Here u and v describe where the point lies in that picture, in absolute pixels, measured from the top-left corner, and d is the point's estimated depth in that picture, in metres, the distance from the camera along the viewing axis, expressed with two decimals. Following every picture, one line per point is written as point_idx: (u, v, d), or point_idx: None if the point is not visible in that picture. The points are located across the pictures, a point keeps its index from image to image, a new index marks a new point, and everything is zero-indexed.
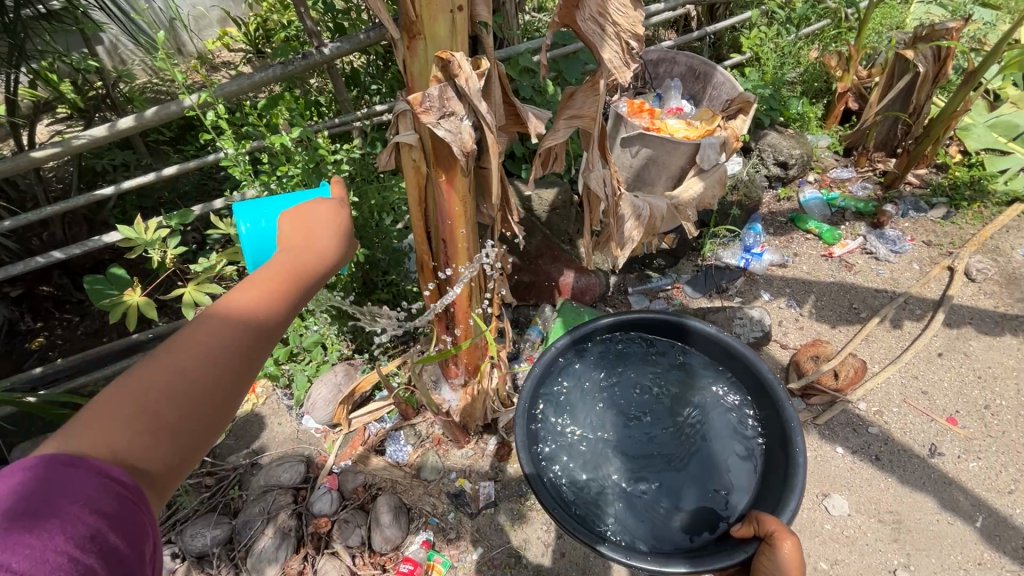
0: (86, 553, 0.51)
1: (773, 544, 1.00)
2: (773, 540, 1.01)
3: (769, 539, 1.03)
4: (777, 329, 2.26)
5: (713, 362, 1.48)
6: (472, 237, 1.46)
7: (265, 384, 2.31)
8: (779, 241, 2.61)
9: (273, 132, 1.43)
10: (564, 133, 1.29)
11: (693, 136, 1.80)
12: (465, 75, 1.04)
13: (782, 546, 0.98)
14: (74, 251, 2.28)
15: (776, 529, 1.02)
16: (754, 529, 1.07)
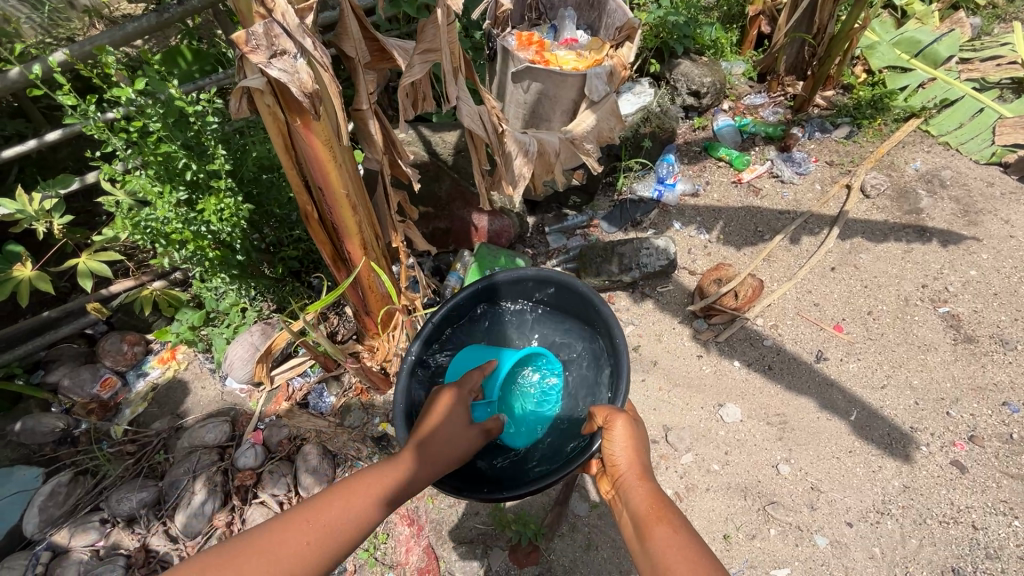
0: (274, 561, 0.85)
1: (606, 427, 1.22)
2: (608, 423, 1.22)
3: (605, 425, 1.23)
4: (686, 257, 2.35)
5: (553, 302, 1.69)
6: (350, 184, 1.45)
7: (186, 350, 2.29)
8: (692, 171, 2.66)
9: (121, 87, 1.37)
10: (422, 69, 1.25)
11: (581, 68, 1.79)
12: (281, 8, 1.00)
13: (615, 425, 1.20)
14: None
15: (608, 414, 1.23)
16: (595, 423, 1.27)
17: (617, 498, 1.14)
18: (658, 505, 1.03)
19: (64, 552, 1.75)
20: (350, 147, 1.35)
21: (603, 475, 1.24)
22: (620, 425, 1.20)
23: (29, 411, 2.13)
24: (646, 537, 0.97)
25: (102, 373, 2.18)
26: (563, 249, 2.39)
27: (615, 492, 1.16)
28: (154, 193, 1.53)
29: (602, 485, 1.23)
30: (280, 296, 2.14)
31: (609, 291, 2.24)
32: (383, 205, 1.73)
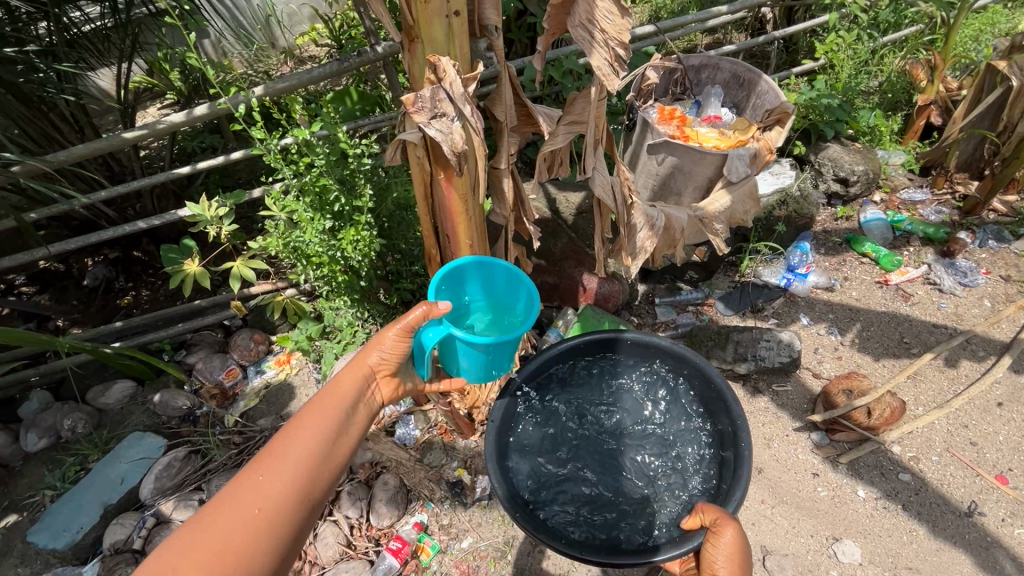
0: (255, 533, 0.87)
1: (713, 531, 1.14)
2: (716, 528, 1.14)
3: (712, 528, 1.15)
4: (811, 357, 2.11)
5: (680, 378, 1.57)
6: (475, 234, 1.50)
7: (299, 356, 2.49)
8: (829, 262, 2.43)
9: (300, 129, 1.57)
10: (565, 138, 1.28)
11: (721, 146, 1.74)
12: (450, 78, 1.08)
13: (723, 534, 1.12)
14: (154, 221, 2.63)
15: (717, 518, 1.15)
16: (699, 519, 1.20)
17: None
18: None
19: (165, 522, 1.93)
20: (482, 201, 1.40)
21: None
22: (728, 537, 1.11)
23: (168, 385, 2.44)
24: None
25: (228, 363, 2.43)
26: (671, 325, 2.28)
27: None
28: (306, 219, 1.71)
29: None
30: (389, 324, 2.30)
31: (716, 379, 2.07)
32: (500, 256, 1.77)
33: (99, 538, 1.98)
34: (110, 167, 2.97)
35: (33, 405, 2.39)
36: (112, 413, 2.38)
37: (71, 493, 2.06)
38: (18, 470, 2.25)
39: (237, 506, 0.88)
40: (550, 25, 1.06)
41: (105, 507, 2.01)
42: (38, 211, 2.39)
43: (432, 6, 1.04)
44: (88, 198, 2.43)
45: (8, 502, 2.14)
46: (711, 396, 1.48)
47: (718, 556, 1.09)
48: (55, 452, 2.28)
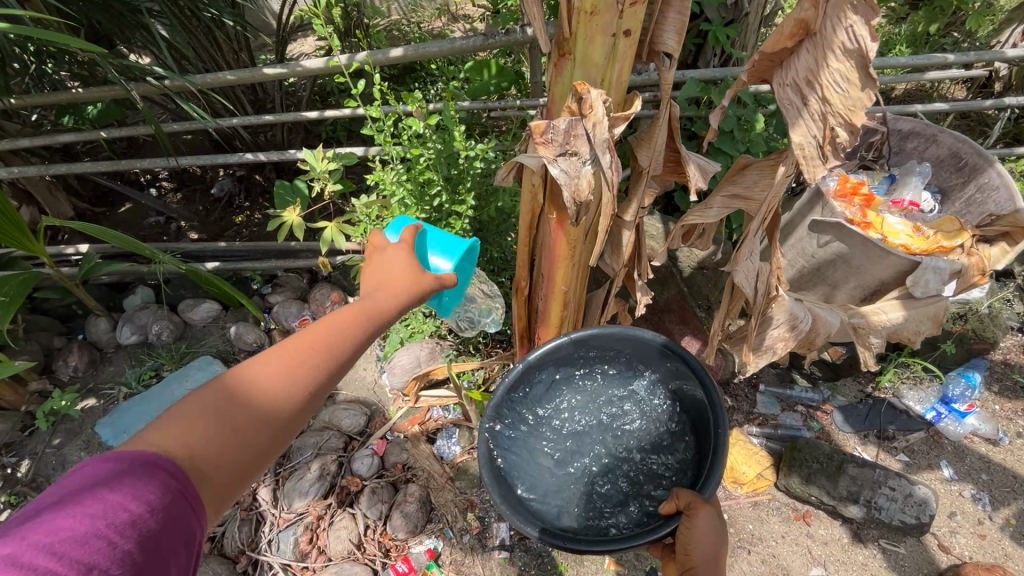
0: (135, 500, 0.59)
1: (685, 514, 1.02)
2: (689, 511, 1.02)
3: (686, 511, 1.03)
4: (942, 522, 1.69)
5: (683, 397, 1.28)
6: (574, 282, 1.28)
7: (368, 327, 2.44)
8: (1002, 407, 1.93)
9: (416, 117, 1.44)
10: (718, 212, 1.02)
11: (914, 250, 1.35)
12: (595, 117, 0.86)
13: (697, 516, 1.00)
14: (273, 156, 2.70)
15: (691, 500, 1.03)
16: (674, 504, 1.07)
17: None
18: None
19: None
20: (592, 252, 1.17)
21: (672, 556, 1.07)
22: (704, 519, 0.99)
23: (247, 318, 2.52)
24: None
25: (304, 313, 2.45)
26: (772, 421, 1.91)
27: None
28: (402, 208, 1.59)
29: (667, 566, 1.07)
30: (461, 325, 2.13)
31: (807, 506, 1.73)
32: (593, 303, 1.53)
33: None
34: (255, 93, 3.08)
35: (135, 300, 2.55)
36: (194, 329, 2.50)
37: (139, 397, 2.19)
38: (107, 356, 2.44)
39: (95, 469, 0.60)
40: (747, 74, 0.82)
41: None
42: (178, 125, 2.56)
43: (600, 21, 0.82)
44: (222, 122, 2.50)
45: (92, 385, 2.34)
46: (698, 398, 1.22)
47: (697, 544, 0.97)
48: (140, 350, 2.45)
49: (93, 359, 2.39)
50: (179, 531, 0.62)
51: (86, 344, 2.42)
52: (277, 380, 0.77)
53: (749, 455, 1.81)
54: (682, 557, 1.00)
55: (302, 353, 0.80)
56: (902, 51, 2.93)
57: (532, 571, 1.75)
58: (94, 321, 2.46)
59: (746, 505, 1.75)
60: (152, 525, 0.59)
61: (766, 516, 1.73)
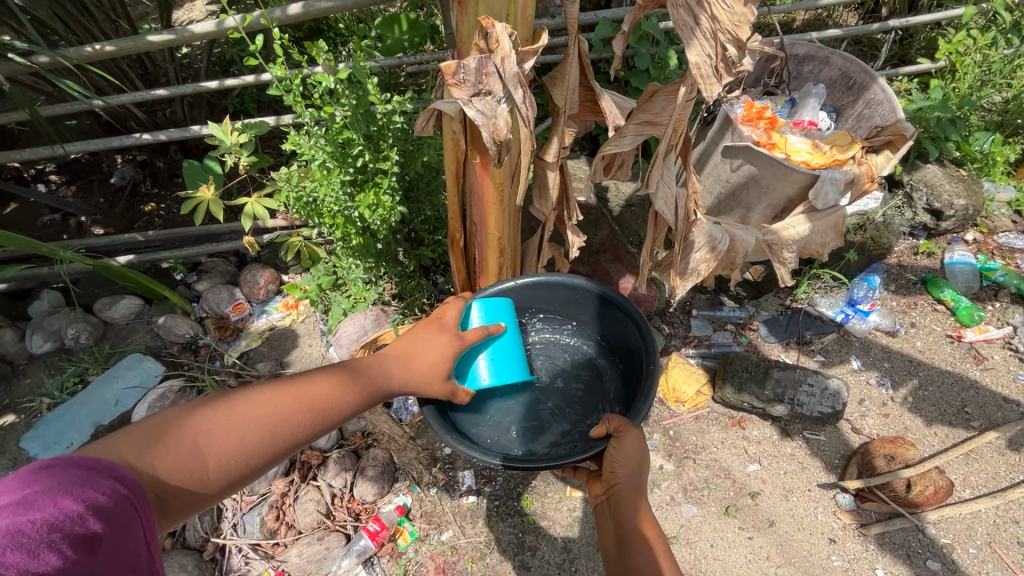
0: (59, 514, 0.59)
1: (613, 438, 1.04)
2: (616, 434, 1.04)
3: (614, 434, 1.05)
4: (854, 408, 1.91)
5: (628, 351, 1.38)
6: (506, 228, 1.30)
7: (308, 303, 2.38)
8: (898, 303, 2.17)
9: (327, 74, 1.38)
10: (633, 141, 1.06)
11: (815, 166, 1.47)
12: (503, 51, 0.86)
13: (625, 439, 1.02)
14: (175, 134, 2.49)
15: (619, 425, 1.05)
16: (602, 429, 1.09)
17: (607, 506, 1.00)
18: (649, 538, 0.91)
19: None
20: (519, 195, 1.20)
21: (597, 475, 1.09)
22: (631, 442, 1.02)
23: (174, 309, 2.38)
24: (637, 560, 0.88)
25: (237, 297, 2.34)
26: (705, 342, 2.07)
27: (605, 494, 1.02)
28: (324, 172, 1.54)
29: (592, 485, 1.08)
30: (401, 289, 2.12)
31: (742, 413, 1.90)
32: (529, 250, 1.57)
33: None
34: (144, 66, 2.80)
35: (42, 305, 2.34)
36: (116, 328, 2.34)
37: (66, 406, 2.06)
38: (21, 368, 2.25)
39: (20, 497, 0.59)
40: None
41: (97, 426, 2.00)
42: (57, 107, 2.30)
43: None
44: (109, 100, 2.27)
45: (8, 401, 2.17)
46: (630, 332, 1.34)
47: (622, 461, 1.00)
48: (58, 358, 2.27)
49: (4, 373, 2.20)
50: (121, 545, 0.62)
51: None
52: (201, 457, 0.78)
53: (688, 375, 1.96)
54: (608, 475, 1.02)
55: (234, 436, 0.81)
56: None
57: (500, 510, 1.84)
58: None
59: (689, 420, 1.89)
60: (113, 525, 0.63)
61: (707, 427, 1.88)
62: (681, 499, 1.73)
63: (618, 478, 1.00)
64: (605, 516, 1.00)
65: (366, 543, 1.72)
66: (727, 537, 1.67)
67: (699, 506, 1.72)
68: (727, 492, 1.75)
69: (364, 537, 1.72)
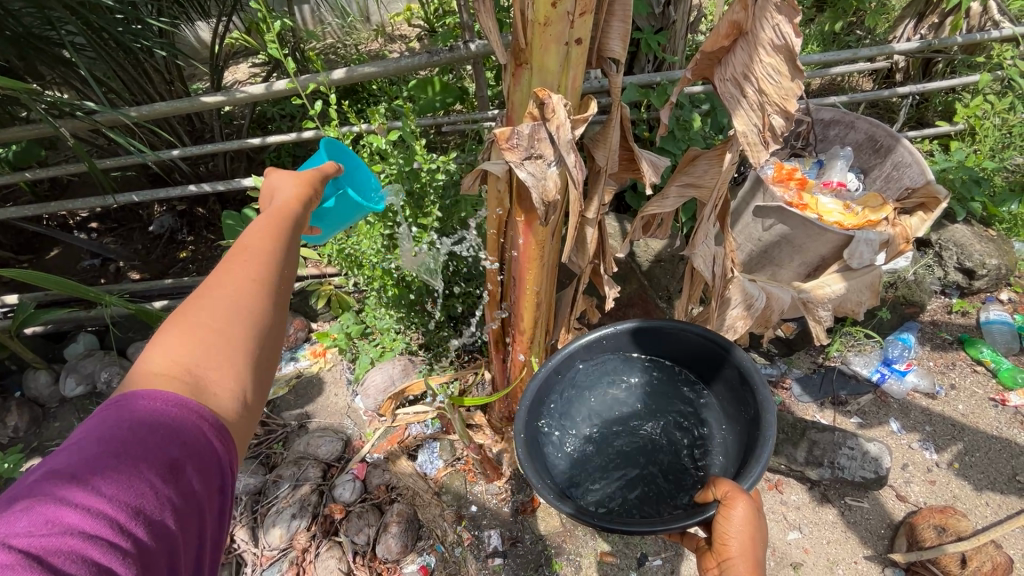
0: (166, 483, 0.58)
1: (722, 506, 0.96)
2: (726, 501, 0.96)
3: (722, 502, 0.97)
4: (898, 474, 1.84)
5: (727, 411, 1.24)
6: (545, 281, 1.32)
7: (336, 351, 2.40)
8: (936, 364, 2.12)
9: (376, 135, 1.48)
10: (674, 201, 1.10)
11: (849, 227, 1.48)
12: (558, 121, 0.91)
13: (735, 508, 0.94)
14: (219, 185, 2.61)
15: (729, 490, 0.97)
16: (710, 493, 1.01)
17: None
18: None
19: None
20: (560, 249, 1.23)
21: (704, 546, 1.00)
22: (742, 514, 0.93)
23: None
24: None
25: None
26: None
27: (716, 569, 0.94)
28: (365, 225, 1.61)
29: (700, 558, 0.99)
30: (430, 340, 2.14)
31: (778, 475, 1.83)
32: (563, 303, 1.58)
33: None
34: (192, 124, 2.99)
35: (77, 348, 2.39)
36: None
37: None
38: (51, 412, 2.28)
39: (111, 432, 0.58)
40: (692, 71, 0.90)
41: None
42: (112, 160, 2.44)
43: (553, 31, 0.87)
44: (163, 155, 2.42)
45: (36, 444, 2.18)
46: (750, 404, 1.17)
47: (734, 535, 0.92)
48: (88, 401, 2.30)
49: (36, 416, 2.23)
50: (193, 494, 0.60)
51: (27, 401, 2.25)
52: (213, 355, 0.67)
53: None
54: (718, 546, 0.94)
55: (225, 320, 0.69)
56: (811, 49, 3.18)
57: (527, 573, 1.76)
58: (32, 375, 2.29)
59: None
60: (188, 471, 0.60)
61: None
62: None
63: (730, 553, 0.92)
64: None
65: None
66: None
67: None
68: (767, 560, 1.67)
69: None
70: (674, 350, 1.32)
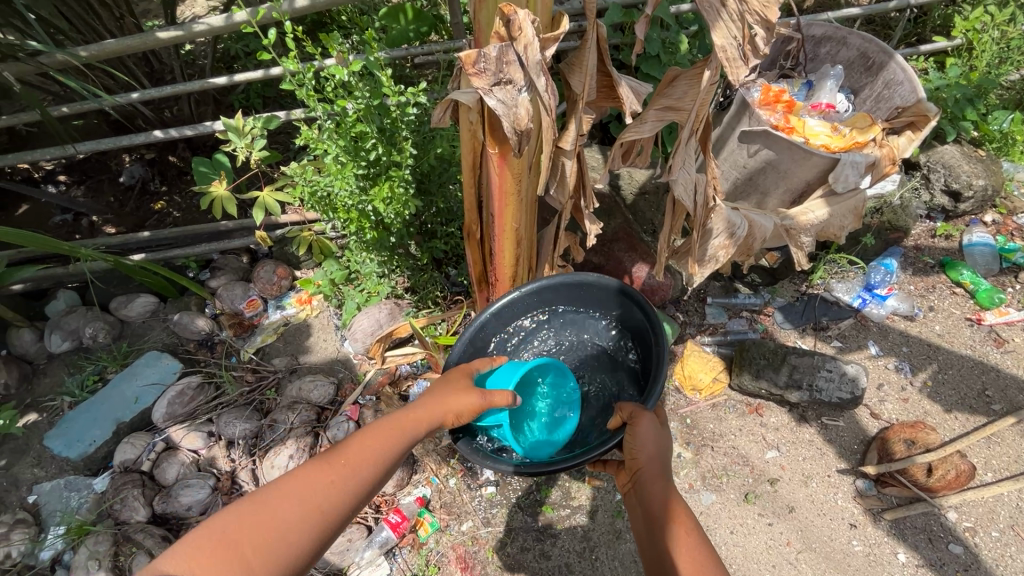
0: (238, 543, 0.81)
1: (629, 424, 1.09)
2: (632, 420, 1.09)
3: (629, 420, 1.10)
4: (873, 394, 1.91)
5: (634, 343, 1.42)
6: (524, 218, 1.30)
7: (321, 298, 2.38)
8: (916, 287, 2.15)
9: (341, 67, 1.38)
10: (653, 127, 1.06)
11: (836, 150, 1.45)
12: (526, 39, 0.85)
13: (640, 423, 1.07)
14: (185, 131, 2.48)
15: (632, 410, 1.10)
16: (618, 417, 1.14)
17: (636, 496, 1.03)
18: (683, 523, 0.93)
19: (172, 449, 1.93)
20: (536, 184, 1.19)
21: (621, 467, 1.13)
22: (645, 424, 1.07)
23: (190, 306, 2.39)
24: (666, 541, 0.91)
25: (251, 292, 2.35)
26: (721, 329, 2.06)
27: (630, 484, 1.07)
28: (336, 167, 1.55)
29: (618, 477, 1.13)
30: (415, 282, 2.12)
31: (759, 400, 1.89)
32: (544, 240, 1.55)
33: (112, 452, 2.02)
34: (149, 64, 2.80)
35: (59, 305, 2.38)
36: (133, 325, 2.35)
37: (87, 403, 2.08)
38: (41, 368, 2.26)
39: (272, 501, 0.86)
40: None
41: (118, 424, 2.03)
42: (67, 106, 2.30)
43: None
44: (120, 98, 2.28)
45: (30, 400, 2.19)
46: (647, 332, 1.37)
47: (642, 447, 1.05)
48: (76, 357, 2.29)
49: (25, 373, 2.22)
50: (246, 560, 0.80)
51: (14, 359, 2.23)
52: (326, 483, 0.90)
53: (703, 362, 1.94)
54: (631, 463, 1.07)
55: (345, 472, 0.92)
56: None
57: (519, 499, 1.85)
58: (16, 334, 2.26)
59: (706, 408, 1.89)
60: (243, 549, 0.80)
61: (724, 414, 1.87)
62: (701, 486, 1.73)
63: (639, 463, 1.05)
64: (634, 505, 1.03)
65: (388, 535, 1.72)
66: (747, 524, 1.67)
67: (719, 493, 1.72)
68: (746, 477, 1.75)
69: (385, 527, 1.72)
70: (596, 304, 1.47)
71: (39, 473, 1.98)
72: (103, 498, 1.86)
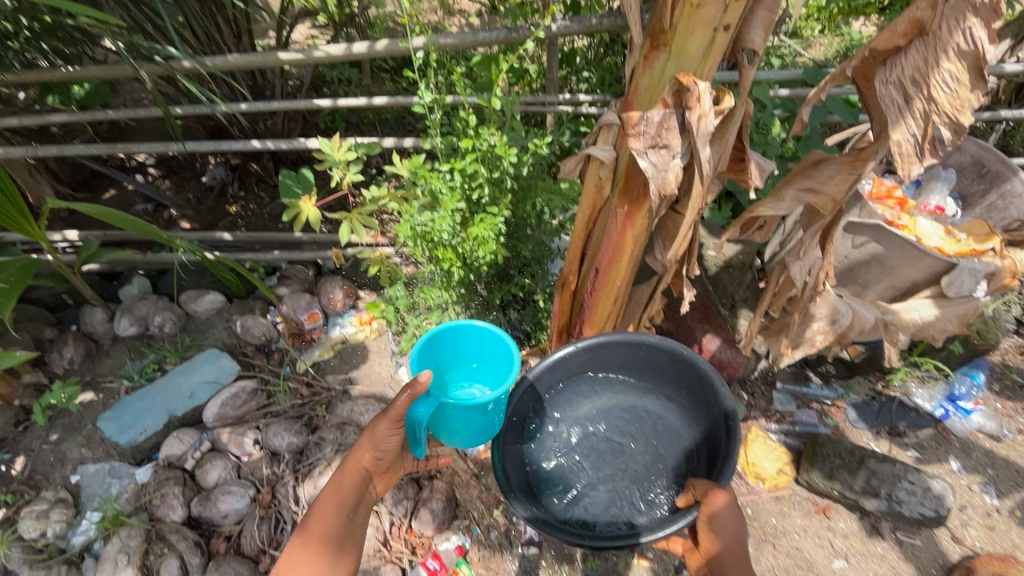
0: None
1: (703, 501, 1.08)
2: (706, 498, 1.08)
3: (702, 499, 1.09)
4: (955, 514, 1.77)
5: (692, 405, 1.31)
6: (629, 276, 1.28)
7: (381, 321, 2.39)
8: (1003, 405, 2.03)
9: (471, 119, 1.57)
10: (789, 205, 1.08)
11: (957, 252, 1.42)
12: (702, 110, 0.85)
13: (715, 502, 1.06)
14: (280, 144, 2.60)
15: (707, 488, 1.09)
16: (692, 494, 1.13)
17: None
18: None
19: (218, 451, 1.92)
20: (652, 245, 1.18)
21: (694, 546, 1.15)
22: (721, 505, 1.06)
23: (254, 310, 2.43)
24: None
25: (313, 305, 2.35)
26: (789, 417, 1.96)
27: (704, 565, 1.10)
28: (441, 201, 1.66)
29: (691, 558, 1.14)
30: (479, 321, 2.12)
31: (827, 500, 1.78)
32: (635, 300, 1.52)
33: (159, 444, 2.03)
34: (254, 79, 2.96)
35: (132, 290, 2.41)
36: (197, 320, 2.38)
37: (143, 391, 2.10)
38: (104, 348, 2.29)
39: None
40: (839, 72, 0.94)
41: (171, 416, 2.04)
42: (180, 107, 2.44)
43: (704, 14, 0.82)
44: (231, 107, 2.42)
45: (88, 379, 2.22)
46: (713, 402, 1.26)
47: (719, 529, 1.06)
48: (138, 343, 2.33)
49: (90, 351, 2.25)
50: None
51: (82, 336, 2.28)
52: (310, 560, 1.06)
53: (769, 449, 1.84)
54: (707, 544, 1.09)
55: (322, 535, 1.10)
56: None
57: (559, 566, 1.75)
58: (88, 312, 2.32)
59: (768, 499, 1.78)
60: None
61: (789, 510, 1.76)
62: None
63: (716, 545, 1.07)
64: None
65: None
66: None
67: None
68: None
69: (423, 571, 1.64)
70: (656, 362, 1.34)
71: (86, 454, 1.99)
72: (143, 490, 1.85)
